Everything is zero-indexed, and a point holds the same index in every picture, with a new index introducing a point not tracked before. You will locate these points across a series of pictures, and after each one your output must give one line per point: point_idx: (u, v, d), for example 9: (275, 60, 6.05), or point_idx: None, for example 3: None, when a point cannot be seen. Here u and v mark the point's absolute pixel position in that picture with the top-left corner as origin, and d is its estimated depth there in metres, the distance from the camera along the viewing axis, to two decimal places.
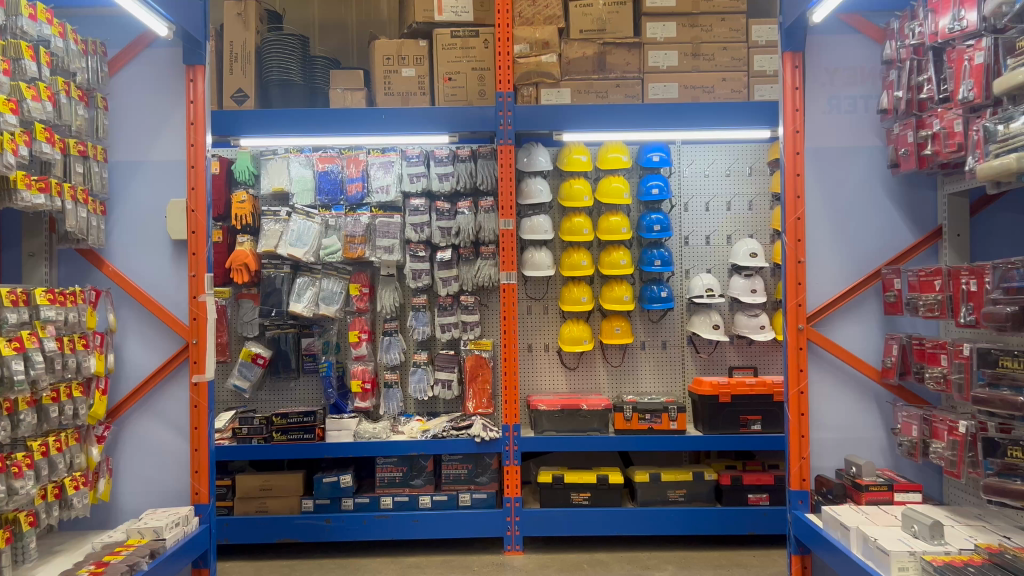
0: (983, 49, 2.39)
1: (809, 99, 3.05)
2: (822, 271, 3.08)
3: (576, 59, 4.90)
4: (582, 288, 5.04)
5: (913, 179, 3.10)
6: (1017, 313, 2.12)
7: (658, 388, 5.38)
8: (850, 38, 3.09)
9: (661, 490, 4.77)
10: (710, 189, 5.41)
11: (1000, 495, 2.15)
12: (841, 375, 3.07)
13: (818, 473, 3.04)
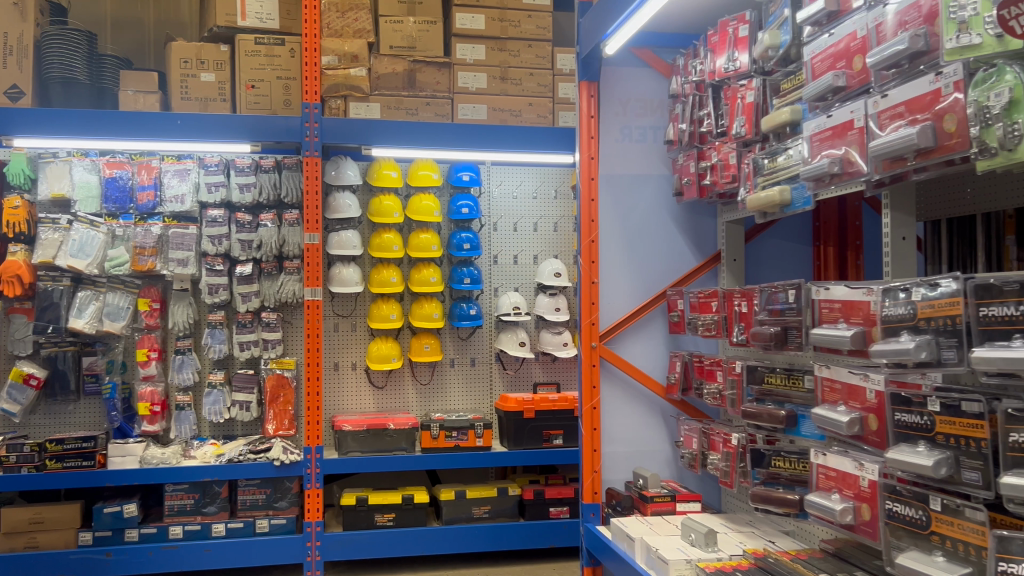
0: (753, 88, 2.58)
1: (604, 128, 3.23)
2: (615, 291, 3.23)
3: (385, 74, 4.85)
4: (391, 305, 4.98)
5: (695, 207, 3.29)
6: (779, 333, 2.32)
7: (465, 405, 5.41)
8: (640, 71, 3.28)
9: (465, 507, 4.77)
10: (517, 210, 5.52)
11: (765, 502, 2.30)
12: (631, 391, 3.22)
13: (609, 485, 3.17)
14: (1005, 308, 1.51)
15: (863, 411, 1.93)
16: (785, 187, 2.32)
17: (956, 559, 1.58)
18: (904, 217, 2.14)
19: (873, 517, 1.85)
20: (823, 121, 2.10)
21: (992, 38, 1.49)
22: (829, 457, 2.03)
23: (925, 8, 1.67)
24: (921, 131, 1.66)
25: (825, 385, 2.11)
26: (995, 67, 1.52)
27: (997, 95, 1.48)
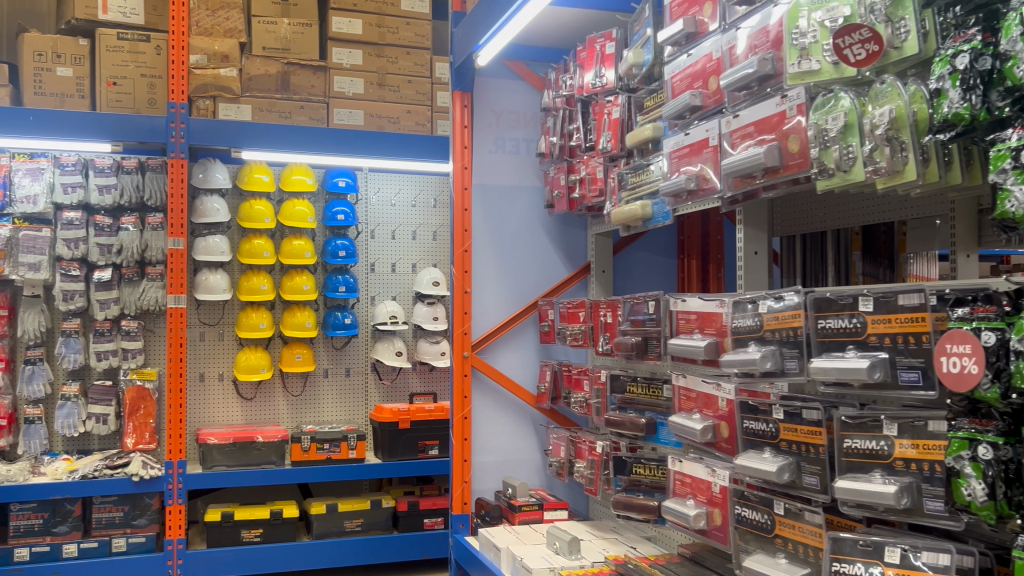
0: (619, 105, 2.65)
1: (477, 138, 3.24)
2: (487, 301, 3.24)
3: (258, 76, 4.71)
4: (261, 313, 4.84)
5: (566, 218, 3.34)
6: (640, 342, 2.41)
7: (339, 417, 5.31)
8: (513, 83, 3.31)
9: (337, 521, 4.67)
10: (395, 218, 5.47)
11: (626, 509, 2.36)
12: (503, 400, 3.24)
13: (479, 495, 3.18)
14: (841, 320, 1.59)
15: (716, 419, 2.00)
16: (646, 203, 2.41)
17: (797, 560, 1.66)
18: (756, 232, 2.26)
19: (724, 521, 1.92)
20: (681, 138, 2.18)
21: (830, 64, 1.59)
22: (684, 463, 2.09)
23: (772, 34, 1.75)
24: (768, 150, 1.74)
25: (681, 394, 2.18)
26: (833, 92, 1.61)
27: (834, 119, 1.57)
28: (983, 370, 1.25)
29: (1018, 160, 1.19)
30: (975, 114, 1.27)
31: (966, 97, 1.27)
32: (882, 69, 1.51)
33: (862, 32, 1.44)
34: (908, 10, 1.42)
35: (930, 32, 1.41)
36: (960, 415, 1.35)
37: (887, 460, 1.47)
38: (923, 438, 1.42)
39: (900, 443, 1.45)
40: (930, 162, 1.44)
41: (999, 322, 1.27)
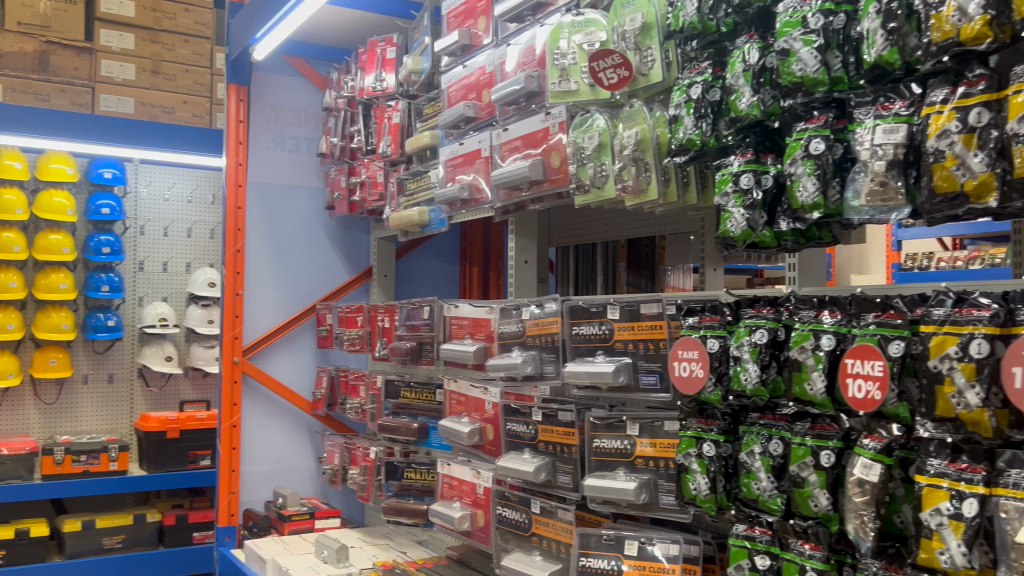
0: (399, 110, 2.65)
1: (253, 135, 3.13)
2: (261, 304, 3.13)
3: (9, 52, 4.26)
4: (9, 313, 4.38)
5: (348, 221, 3.32)
6: (415, 347, 2.41)
7: (99, 426, 4.92)
8: (293, 80, 3.23)
9: (94, 539, 4.33)
10: (168, 214, 5.16)
11: (397, 514, 2.36)
12: (275, 407, 3.14)
13: (247, 506, 3.06)
14: (593, 326, 1.69)
15: (482, 422, 2.06)
16: (423, 209, 2.44)
17: (551, 556, 1.74)
18: (527, 242, 2.34)
19: (486, 523, 1.97)
20: (456, 147, 2.22)
21: (586, 86, 1.70)
22: (452, 466, 2.13)
23: (538, 53, 1.84)
24: (532, 164, 1.82)
25: (452, 398, 2.21)
26: (590, 112, 1.72)
27: (590, 138, 1.67)
28: (707, 374, 1.39)
29: (738, 184, 1.33)
30: (704, 140, 1.41)
31: (698, 124, 1.41)
32: (632, 94, 1.63)
33: (614, 58, 1.56)
34: (654, 40, 1.55)
35: (672, 62, 1.54)
36: (690, 415, 1.47)
37: (630, 458, 1.58)
38: (659, 437, 1.54)
39: (640, 442, 1.56)
40: (670, 182, 1.56)
41: (722, 331, 1.40)
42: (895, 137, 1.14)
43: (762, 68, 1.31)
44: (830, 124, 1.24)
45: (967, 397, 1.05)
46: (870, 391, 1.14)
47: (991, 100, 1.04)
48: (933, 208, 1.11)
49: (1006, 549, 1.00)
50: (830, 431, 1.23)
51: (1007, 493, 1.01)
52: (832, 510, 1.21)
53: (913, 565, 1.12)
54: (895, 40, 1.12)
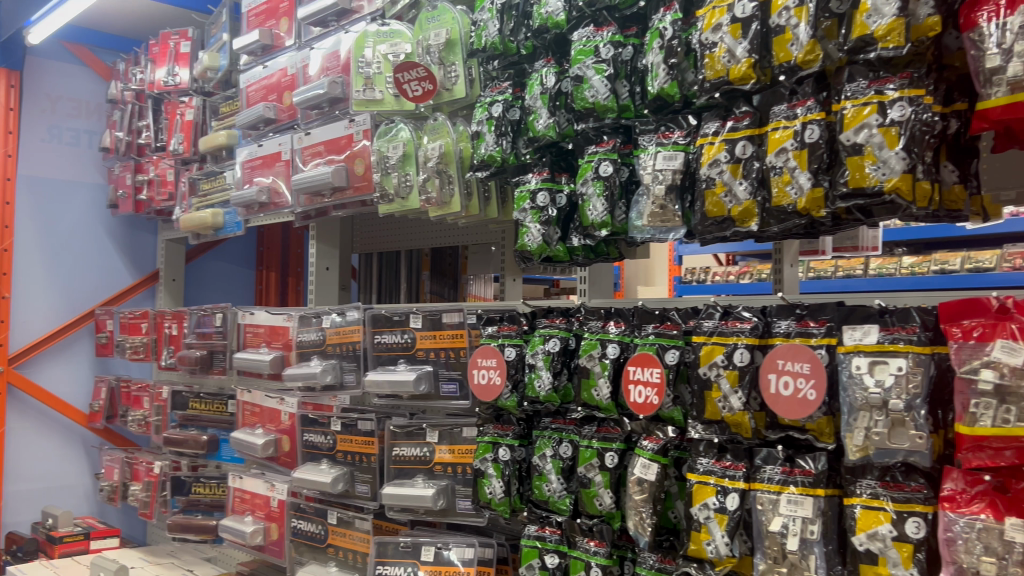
0: (192, 107, 2.54)
1: (25, 124, 2.87)
2: (32, 308, 2.86)
3: None
4: None
5: (133, 221, 3.14)
6: (206, 356, 2.31)
7: None
8: (74, 68, 3.02)
9: None
10: None
11: (183, 531, 2.24)
12: (46, 420, 2.89)
13: (10, 530, 2.78)
14: (395, 335, 1.71)
15: (277, 433, 2.01)
16: (217, 211, 2.34)
17: (347, 567, 1.73)
18: (328, 248, 2.32)
19: (280, 536, 1.93)
20: (254, 149, 2.16)
21: (391, 96, 1.73)
22: (245, 479, 2.06)
23: (343, 59, 1.83)
24: (335, 170, 1.81)
25: (245, 409, 2.14)
26: (394, 122, 1.74)
27: (393, 148, 1.69)
28: (504, 381, 1.46)
29: (535, 202, 1.44)
30: (504, 157, 1.51)
31: (498, 141, 1.50)
32: (436, 107, 1.69)
33: (419, 70, 1.61)
34: (457, 57, 1.62)
35: (474, 79, 1.63)
36: (487, 421, 1.54)
37: (429, 464, 1.62)
38: (457, 444, 1.59)
39: (439, 449, 1.60)
40: (472, 196, 1.62)
41: (518, 339, 1.49)
42: (673, 164, 1.27)
43: (558, 92, 1.42)
44: (617, 148, 1.37)
45: (731, 401, 1.17)
46: (650, 396, 1.24)
47: (753, 135, 1.19)
48: (705, 230, 1.25)
49: (761, 537, 1.13)
50: (613, 434, 1.33)
51: (763, 487, 1.14)
52: (614, 509, 1.30)
53: (684, 557, 1.23)
54: (675, 74, 1.26)
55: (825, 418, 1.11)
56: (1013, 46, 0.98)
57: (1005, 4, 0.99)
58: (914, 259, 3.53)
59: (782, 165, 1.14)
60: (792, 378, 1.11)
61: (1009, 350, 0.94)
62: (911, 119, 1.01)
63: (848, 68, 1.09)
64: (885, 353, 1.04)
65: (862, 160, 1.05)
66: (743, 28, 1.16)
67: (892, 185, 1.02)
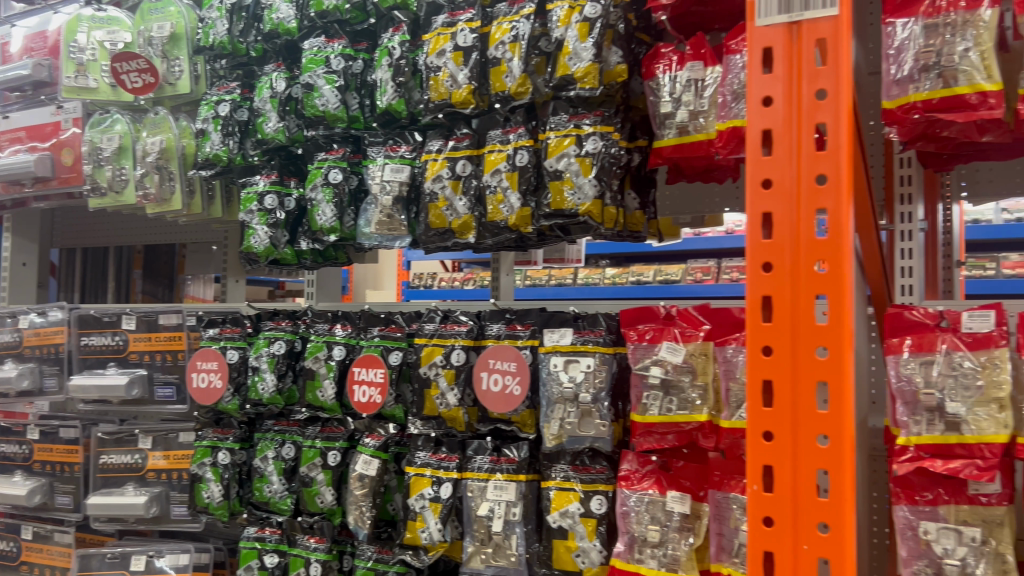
0: None
1: None
2: None
3: None
4: None
5: None
6: None
7: None
8: None
9: None
10: None
11: None
12: None
13: None
14: (104, 337, 1.64)
15: None
16: None
17: None
18: (25, 243, 2.13)
19: None
20: None
21: (107, 86, 1.65)
22: None
23: (51, 40, 1.70)
24: (38, 160, 1.67)
25: None
26: (109, 113, 1.67)
27: (108, 139, 1.62)
28: (225, 385, 1.47)
29: (262, 204, 1.47)
30: (231, 157, 1.52)
31: (224, 141, 1.51)
32: (157, 101, 1.66)
33: (139, 61, 1.57)
34: (181, 51, 1.60)
35: (200, 76, 1.63)
36: (206, 425, 1.54)
37: (140, 472, 1.58)
38: (172, 449, 1.58)
39: (152, 455, 1.57)
40: (194, 194, 1.63)
41: (242, 342, 1.51)
42: (400, 176, 1.36)
43: (288, 97, 1.46)
44: (347, 157, 1.44)
45: (447, 398, 1.28)
46: (373, 395, 1.33)
47: (472, 155, 1.32)
48: (428, 240, 1.35)
49: (470, 522, 1.25)
50: (336, 433, 1.40)
51: (473, 475, 1.26)
52: (335, 505, 1.36)
53: (399, 545, 1.32)
54: (402, 92, 1.36)
55: (527, 411, 1.25)
56: (681, 96, 1.19)
57: (675, 60, 1.20)
58: (615, 271, 3.92)
59: (496, 185, 1.26)
60: (501, 376, 1.24)
61: (672, 349, 1.11)
62: (602, 152, 1.18)
63: (553, 102, 1.25)
64: (577, 352, 1.19)
65: (562, 185, 1.19)
66: (464, 57, 1.28)
67: (586, 209, 1.17)
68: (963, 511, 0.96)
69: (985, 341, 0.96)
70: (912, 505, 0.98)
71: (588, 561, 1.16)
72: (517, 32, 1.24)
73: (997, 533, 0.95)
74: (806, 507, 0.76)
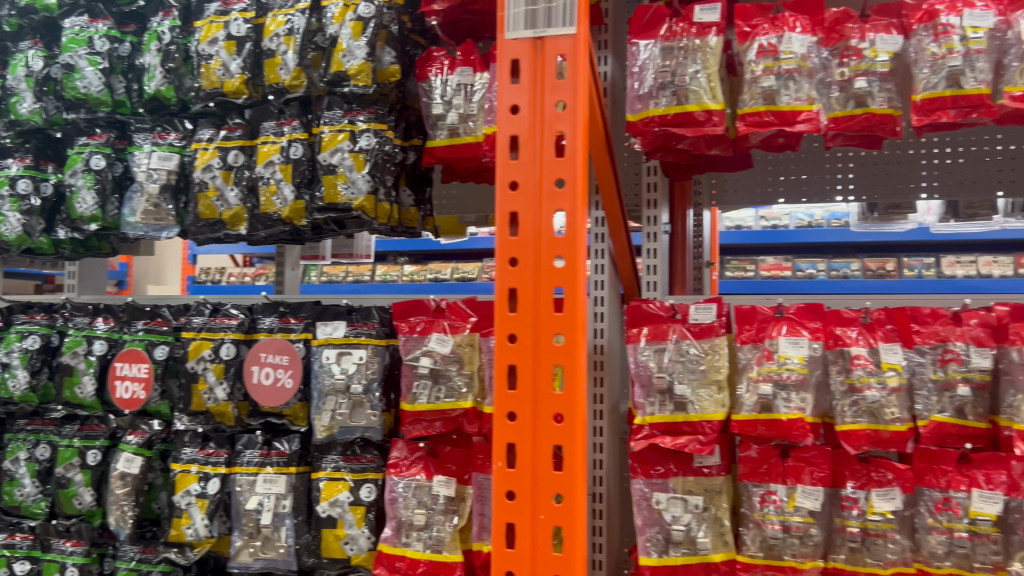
0: None
1: None
2: None
3: None
4: None
5: None
6: None
7: None
8: None
9: None
10: None
11: None
12: None
13: None
14: None
15: None
16: None
17: None
18: None
19: None
20: None
21: None
22: None
23: None
24: None
25: None
26: None
27: None
28: None
29: (14, 189, 1.38)
30: None
31: None
32: None
33: None
34: None
35: None
36: None
37: None
38: None
39: None
40: None
41: None
42: (168, 164, 1.33)
43: (46, 77, 1.38)
44: (110, 143, 1.39)
45: (216, 393, 1.26)
46: (136, 391, 1.30)
47: (245, 146, 1.31)
48: (197, 230, 1.33)
49: (238, 516, 1.24)
50: (96, 432, 1.34)
51: (242, 470, 1.25)
52: (95, 506, 1.31)
53: (164, 543, 1.28)
54: (172, 78, 1.33)
55: (299, 404, 1.25)
56: (451, 99, 1.24)
57: (447, 64, 1.25)
58: (413, 268, 3.97)
59: (269, 176, 1.26)
60: (272, 369, 1.25)
61: (440, 339, 1.16)
62: (376, 148, 1.21)
63: (328, 97, 1.26)
64: (349, 344, 1.22)
65: (335, 179, 1.21)
66: (237, 46, 1.27)
67: (359, 204, 1.20)
68: (689, 482, 1.08)
69: (709, 331, 1.08)
70: (647, 479, 1.09)
71: (357, 548, 1.19)
72: (293, 26, 1.25)
73: (716, 501, 1.07)
74: (543, 480, 0.83)
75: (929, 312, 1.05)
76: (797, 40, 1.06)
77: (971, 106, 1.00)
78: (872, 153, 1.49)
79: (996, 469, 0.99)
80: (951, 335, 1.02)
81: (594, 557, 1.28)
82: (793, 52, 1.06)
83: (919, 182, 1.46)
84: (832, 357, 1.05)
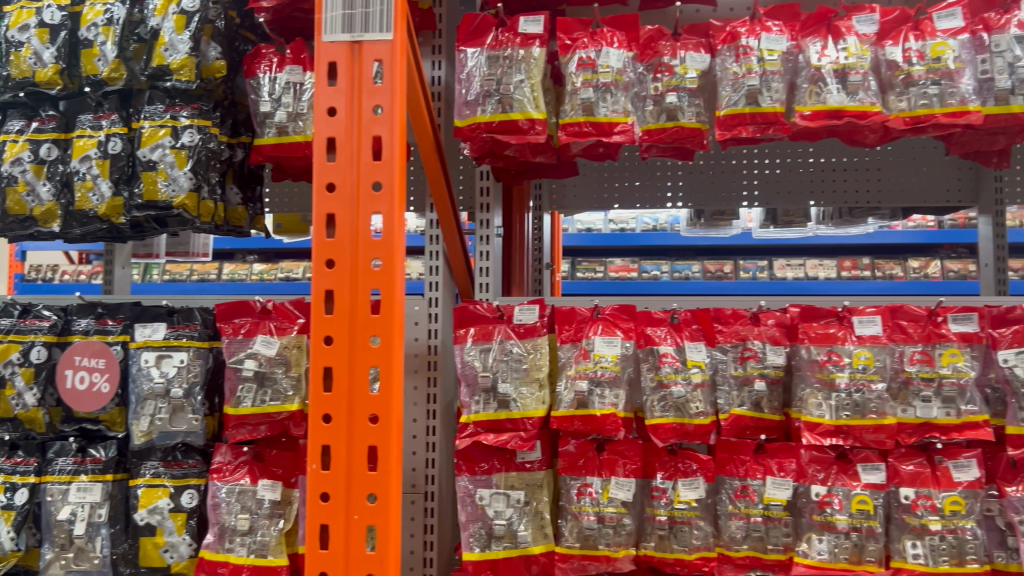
0: None
1: None
2: None
3: None
4: None
5: None
6: None
7: None
8: None
9: None
10: None
11: None
12: None
13: None
14: None
15: None
16: None
17: None
18: None
19: None
20: None
21: None
22: None
23: None
24: None
25: None
26: None
27: None
28: None
29: None
30: None
31: None
32: None
33: None
34: None
35: None
36: None
37: None
38: None
39: None
40: None
41: None
42: None
43: None
44: None
45: (24, 398, 1.20)
46: None
47: (59, 139, 1.25)
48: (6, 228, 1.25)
49: (49, 527, 1.18)
50: None
51: (53, 479, 1.19)
52: None
53: None
54: None
55: (117, 409, 1.20)
56: (280, 97, 1.23)
57: (276, 62, 1.24)
58: (263, 266, 3.90)
59: (85, 171, 1.21)
60: (88, 373, 1.19)
61: (266, 342, 1.16)
62: (199, 145, 1.19)
63: (149, 91, 1.22)
64: (169, 347, 1.18)
65: (155, 176, 1.17)
66: (50, 34, 1.21)
67: (180, 201, 1.17)
68: (511, 477, 1.11)
69: (531, 332, 1.12)
70: (472, 475, 1.12)
71: (176, 555, 1.16)
72: (111, 16, 1.20)
73: (537, 495, 1.12)
74: (357, 481, 0.83)
75: (731, 313, 1.13)
76: (614, 55, 1.12)
77: (767, 122, 1.09)
78: (696, 164, 1.64)
79: (787, 457, 1.08)
80: (750, 334, 1.11)
81: (425, 555, 1.31)
82: (610, 67, 1.12)
83: (741, 191, 1.63)
84: (642, 355, 1.12)
